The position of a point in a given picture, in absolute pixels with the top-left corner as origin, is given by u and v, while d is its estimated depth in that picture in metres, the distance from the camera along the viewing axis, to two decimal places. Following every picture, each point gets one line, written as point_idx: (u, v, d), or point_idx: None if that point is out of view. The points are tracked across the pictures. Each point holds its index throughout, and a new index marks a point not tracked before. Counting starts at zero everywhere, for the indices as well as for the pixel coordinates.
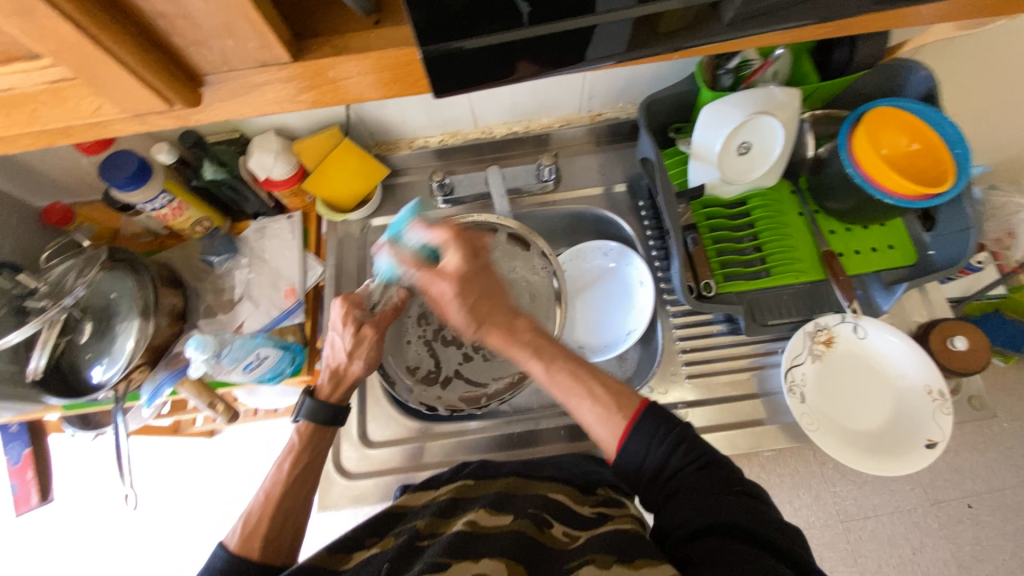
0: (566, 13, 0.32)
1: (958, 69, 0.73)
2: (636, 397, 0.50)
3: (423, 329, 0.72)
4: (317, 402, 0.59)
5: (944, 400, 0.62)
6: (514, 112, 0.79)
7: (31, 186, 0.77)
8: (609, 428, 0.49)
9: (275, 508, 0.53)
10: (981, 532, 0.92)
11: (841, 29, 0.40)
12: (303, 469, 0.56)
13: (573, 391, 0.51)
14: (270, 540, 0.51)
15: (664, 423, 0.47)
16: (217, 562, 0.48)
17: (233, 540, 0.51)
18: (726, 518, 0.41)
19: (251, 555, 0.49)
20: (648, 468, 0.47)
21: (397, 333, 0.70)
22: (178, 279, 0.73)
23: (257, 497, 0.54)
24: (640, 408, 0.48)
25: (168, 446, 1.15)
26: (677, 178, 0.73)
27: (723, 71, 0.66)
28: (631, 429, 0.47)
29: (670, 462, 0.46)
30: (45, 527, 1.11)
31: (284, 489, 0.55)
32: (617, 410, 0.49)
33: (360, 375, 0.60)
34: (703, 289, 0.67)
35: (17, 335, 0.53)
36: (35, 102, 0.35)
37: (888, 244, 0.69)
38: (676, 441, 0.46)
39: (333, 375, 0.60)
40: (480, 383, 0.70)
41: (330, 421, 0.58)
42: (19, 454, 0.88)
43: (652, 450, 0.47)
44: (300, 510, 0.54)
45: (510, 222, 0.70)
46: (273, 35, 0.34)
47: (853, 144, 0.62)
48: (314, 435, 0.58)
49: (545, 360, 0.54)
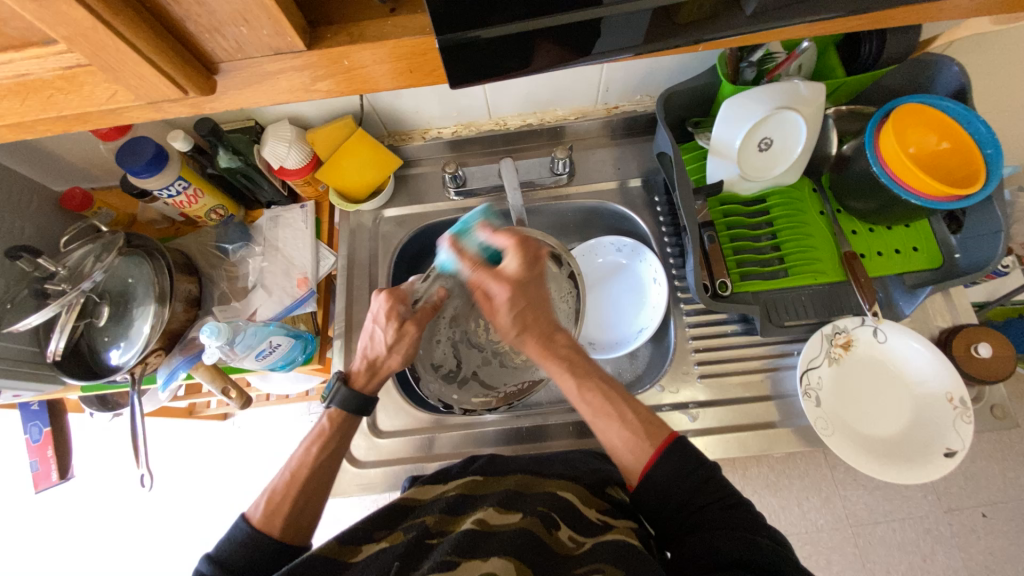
0: (583, 3, 0.31)
1: (993, 64, 0.71)
2: (665, 429, 0.51)
3: (453, 331, 0.72)
4: (351, 390, 0.60)
5: (966, 408, 0.60)
6: (529, 103, 0.78)
7: (52, 171, 0.78)
8: (636, 454, 0.50)
9: (300, 490, 0.53)
10: (994, 542, 0.91)
11: (874, 22, 0.38)
12: (330, 453, 0.57)
13: (601, 411, 0.54)
14: (292, 519, 0.51)
15: (691, 460, 0.48)
16: (240, 534, 0.49)
17: (255, 512, 0.51)
18: (745, 551, 0.40)
19: (273, 532, 0.49)
20: (675, 498, 0.47)
21: (431, 330, 0.70)
22: (194, 265, 0.74)
23: (283, 472, 0.54)
24: (669, 440, 0.49)
25: (183, 430, 1.17)
26: (694, 174, 0.72)
27: (746, 64, 0.64)
28: (659, 455, 0.49)
29: (695, 496, 0.47)
30: (63, 504, 1.14)
31: (311, 471, 0.55)
32: (646, 436, 0.51)
33: (396, 369, 0.63)
34: (719, 288, 0.66)
35: (37, 317, 0.54)
36: (52, 88, 0.35)
37: (912, 246, 0.67)
38: (704, 476, 0.47)
39: (369, 365, 0.62)
40: (493, 386, 0.71)
41: (359, 411, 0.59)
42: (40, 433, 0.90)
43: (678, 481, 0.48)
44: (320, 491, 0.54)
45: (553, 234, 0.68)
46: (288, 22, 0.33)
47: (879, 142, 0.60)
48: (340, 422, 0.59)
49: (578, 377, 0.55)
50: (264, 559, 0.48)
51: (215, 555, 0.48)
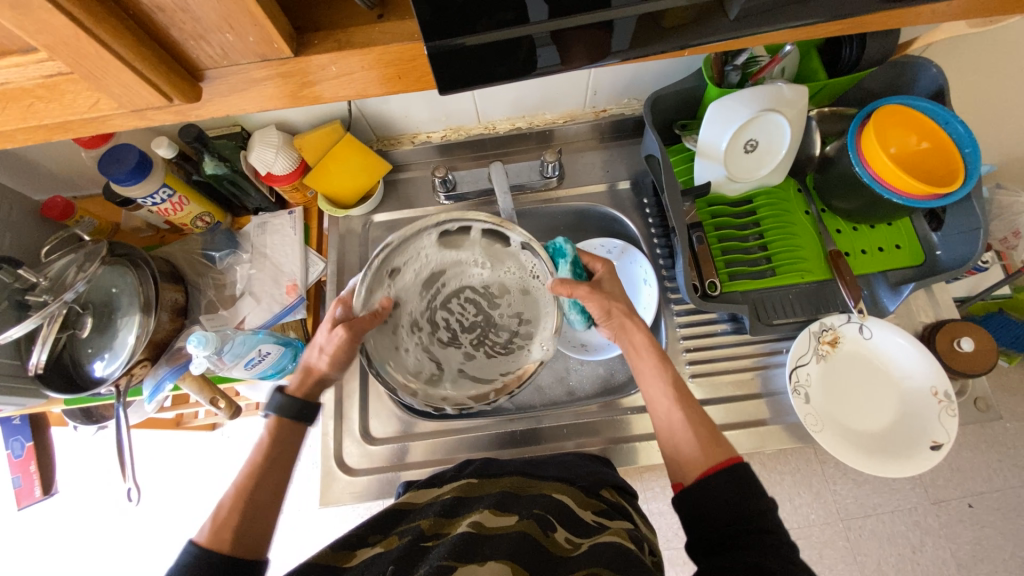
0: (591, 6, 0.32)
1: (969, 64, 0.72)
2: (726, 453, 0.49)
3: (418, 335, 0.68)
4: (286, 395, 0.56)
5: (950, 401, 0.62)
6: (518, 107, 0.78)
7: (31, 180, 0.76)
8: (705, 454, 0.49)
9: (245, 502, 0.50)
10: (981, 532, 0.92)
11: (852, 27, 0.39)
12: (275, 459, 0.53)
13: (683, 398, 0.54)
14: (241, 533, 0.48)
15: (747, 490, 0.45)
16: (186, 558, 0.46)
17: (203, 535, 0.48)
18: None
19: (222, 548, 0.47)
20: (725, 518, 0.44)
21: (391, 340, 0.65)
22: (180, 274, 0.73)
23: (230, 488, 0.51)
24: (734, 460, 0.47)
25: (170, 441, 1.15)
26: (682, 176, 0.73)
27: (729, 68, 0.65)
28: (715, 471, 0.47)
29: (750, 518, 0.43)
30: (46, 520, 1.12)
31: (256, 480, 0.52)
32: (718, 443, 0.50)
33: (326, 370, 0.58)
34: (708, 288, 0.66)
35: (18, 329, 0.53)
36: (32, 97, 0.34)
37: (895, 244, 0.68)
38: (759, 507, 0.44)
39: (304, 369, 0.59)
40: (486, 380, 0.66)
41: (299, 416, 0.56)
42: (22, 448, 0.88)
43: (735, 500, 0.44)
44: (270, 503, 0.51)
45: (476, 215, 0.65)
46: (275, 30, 0.33)
47: (861, 142, 0.61)
48: (283, 431, 0.55)
49: (666, 364, 0.57)
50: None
51: None
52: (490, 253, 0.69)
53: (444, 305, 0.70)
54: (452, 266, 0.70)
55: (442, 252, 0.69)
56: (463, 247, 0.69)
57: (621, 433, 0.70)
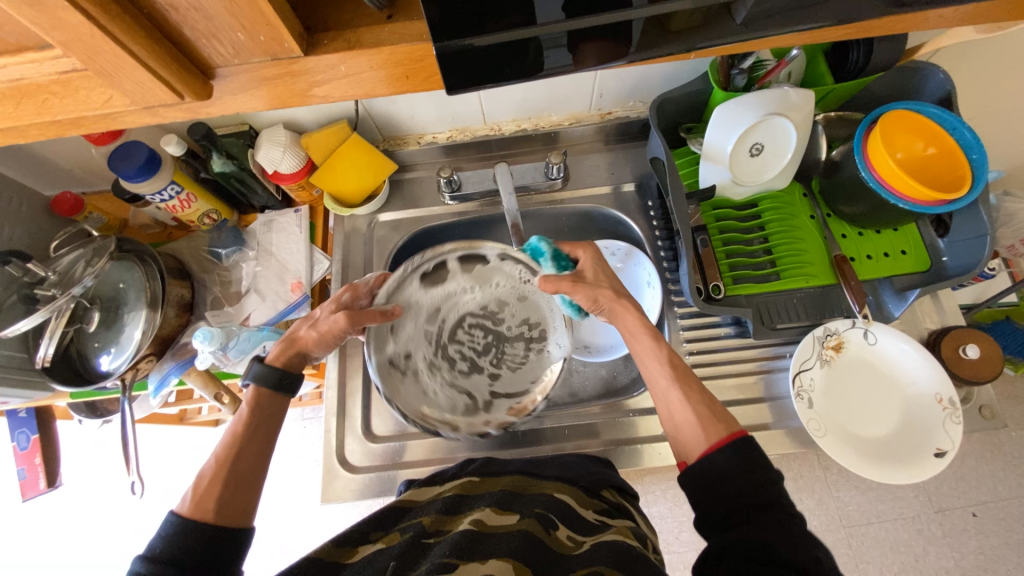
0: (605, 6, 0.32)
1: (977, 70, 0.72)
2: (728, 427, 0.48)
3: (439, 374, 0.64)
4: (267, 366, 0.56)
5: (955, 408, 0.61)
6: (524, 109, 0.78)
7: (41, 175, 0.77)
8: (706, 429, 0.48)
9: (228, 471, 0.49)
10: (986, 541, 0.92)
11: (860, 32, 0.39)
12: (256, 432, 0.52)
13: (679, 379, 0.53)
14: (225, 504, 0.47)
15: (751, 462, 0.44)
16: (166, 528, 0.44)
17: (185, 505, 0.46)
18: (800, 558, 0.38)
19: (206, 517, 0.45)
20: (725, 492, 0.43)
21: (415, 390, 0.63)
22: (187, 270, 0.74)
23: (210, 459, 0.50)
24: (737, 435, 0.46)
25: (174, 436, 1.16)
26: (687, 178, 0.73)
27: (736, 71, 0.65)
28: (722, 443, 0.46)
29: (748, 492, 0.42)
30: (50, 513, 1.12)
31: (236, 452, 0.51)
32: (720, 419, 0.49)
33: (313, 346, 0.60)
34: (712, 291, 0.66)
35: (26, 323, 0.53)
36: (46, 93, 0.35)
37: (901, 250, 0.68)
38: (763, 479, 0.43)
39: (289, 341, 0.60)
40: (519, 394, 0.63)
41: (279, 386, 0.55)
42: (27, 440, 0.89)
43: (735, 474, 0.44)
44: (253, 476, 0.50)
45: (445, 246, 0.66)
46: (285, 29, 0.33)
47: (867, 147, 0.61)
48: (264, 402, 0.54)
49: (659, 343, 0.56)
50: (203, 543, 0.44)
51: (147, 553, 0.43)
52: (476, 274, 0.69)
53: (454, 339, 0.67)
54: (446, 298, 0.68)
55: (430, 294, 0.68)
56: (448, 278, 0.68)
57: (623, 435, 0.70)
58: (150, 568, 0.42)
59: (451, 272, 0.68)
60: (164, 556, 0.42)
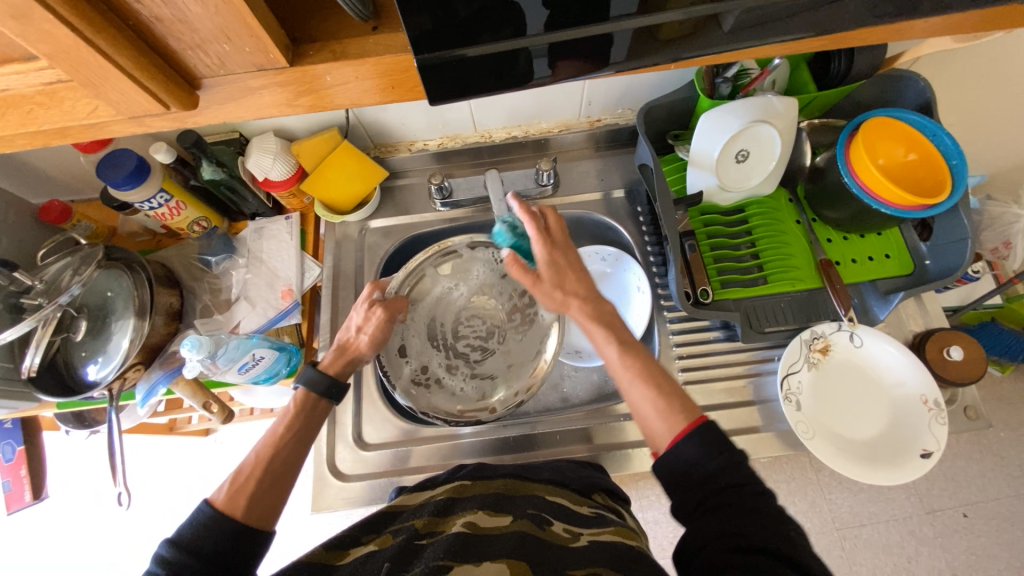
0: (593, 19, 0.33)
1: (956, 78, 0.74)
2: (692, 411, 0.48)
3: (459, 372, 0.70)
4: (317, 371, 0.57)
5: (940, 409, 0.62)
6: (514, 116, 0.79)
7: (28, 183, 0.77)
8: (667, 424, 0.47)
9: (264, 470, 0.49)
10: (976, 541, 0.92)
11: (838, 42, 0.40)
12: (297, 434, 0.53)
13: (639, 377, 0.51)
14: (254, 502, 0.47)
15: (717, 444, 0.44)
16: (199, 516, 0.44)
17: (219, 495, 0.47)
18: (773, 542, 0.38)
19: (234, 513, 0.45)
20: (695, 477, 0.43)
21: (444, 394, 0.69)
22: (175, 278, 0.73)
23: (249, 456, 0.50)
24: (697, 421, 0.46)
25: (164, 446, 1.14)
26: (675, 184, 0.73)
27: (720, 80, 0.66)
28: (685, 434, 0.45)
29: (724, 475, 0.42)
30: (37, 525, 1.11)
31: (275, 451, 0.51)
32: (679, 408, 0.48)
33: (366, 351, 0.59)
34: (700, 295, 0.67)
35: (12, 332, 0.53)
36: (31, 103, 0.35)
37: (884, 253, 0.69)
38: (730, 460, 0.43)
39: (340, 349, 0.59)
40: (529, 360, 0.69)
41: (327, 393, 0.55)
42: (13, 451, 0.87)
43: (704, 461, 0.43)
44: (285, 478, 0.50)
45: (417, 256, 0.68)
46: (271, 41, 0.33)
47: (850, 154, 0.62)
48: (309, 405, 0.55)
49: (622, 345, 0.54)
50: (228, 540, 0.44)
51: (174, 537, 0.43)
52: (456, 269, 0.73)
53: (460, 334, 0.72)
54: (439, 301, 0.72)
55: (424, 304, 0.71)
56: (432, 284, 0.71)
57: (615, 440, 0.70)
58: (178, 555, 0.42)
59: (436, 276, 0.71)
60: (189, 544, 0.43)
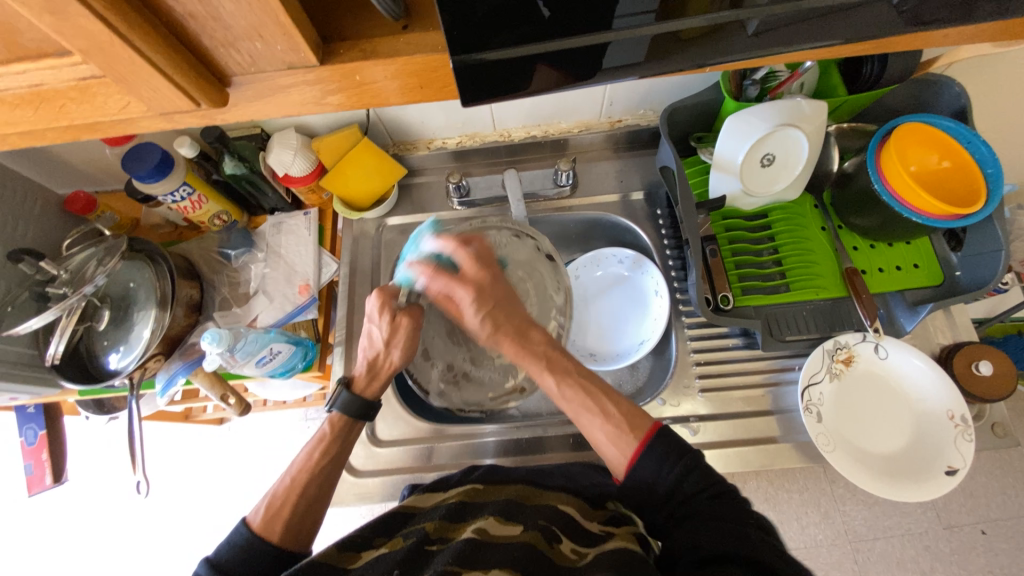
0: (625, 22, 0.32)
1: (994, 83, 0.71)
2: (646, 420, 0.51)
3: (482, 361, 0.68)
4: (352, 395, 0.58)
5: (967, 426, 0.60)
6: (534, 115, 0.78)
7: (56, 175, 0.78)
8: (619, 448, 0.50)
9: (298, 495, 0.52)
10: (994, 560, 0.90)
11: (874, 48, 0.39)
12: (332, 459, 0.55)
13: (582, 407, 0.53)
14: (292, 524, 0.50)
15: (675, 449, 0.48)
16: (238, 540, 0.48)
17: (256, 517, 0.50)
18: (732, 545, 0.40)
19: (271, 538, 0.48)
20: (659, 494, 0.47)
21: (475, 387, 0.67)
22: (195, 271, 0.74)
23: (282, 480, 0.53)
24: (652, 431, 0.49)
25: (179, 435, 1.16)
26: (697, 188, 0.72)
27: (748, 82, 0.64)
28: (644, 447, 0.49)
29: (684, 484, 0.46)
30: (56, 508, 1.13)
31: (309, 477, 0.54)
32: (628, 429, 0.51)
33: (398, 365, 0.59)
34: (720, 302, 0.66)
35: (37, 320, 0.54)
36: (64, 98, 0.35)
37: (913, 263, 0.67)
38: (686, 466, 0.47)
39: (370, 367, 0.59)
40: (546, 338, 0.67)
41: (361, 417, 0.58)
42: (35, 436, 0.89)
43: (664, 473, 0.47)
44: (318, 501, 0.53)
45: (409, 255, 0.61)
46: (302, 38, 0.33)
47: (880, 160, 0.60)
48: (340, 428, 0.57)
49: (556, 375, 0.55)
50: (265, 564, 0.47)
51: (214, 558, 0.47)
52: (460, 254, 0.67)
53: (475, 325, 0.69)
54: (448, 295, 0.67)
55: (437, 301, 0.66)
56: None
57: None
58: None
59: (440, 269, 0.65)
60: (224, 567, 0.46)
